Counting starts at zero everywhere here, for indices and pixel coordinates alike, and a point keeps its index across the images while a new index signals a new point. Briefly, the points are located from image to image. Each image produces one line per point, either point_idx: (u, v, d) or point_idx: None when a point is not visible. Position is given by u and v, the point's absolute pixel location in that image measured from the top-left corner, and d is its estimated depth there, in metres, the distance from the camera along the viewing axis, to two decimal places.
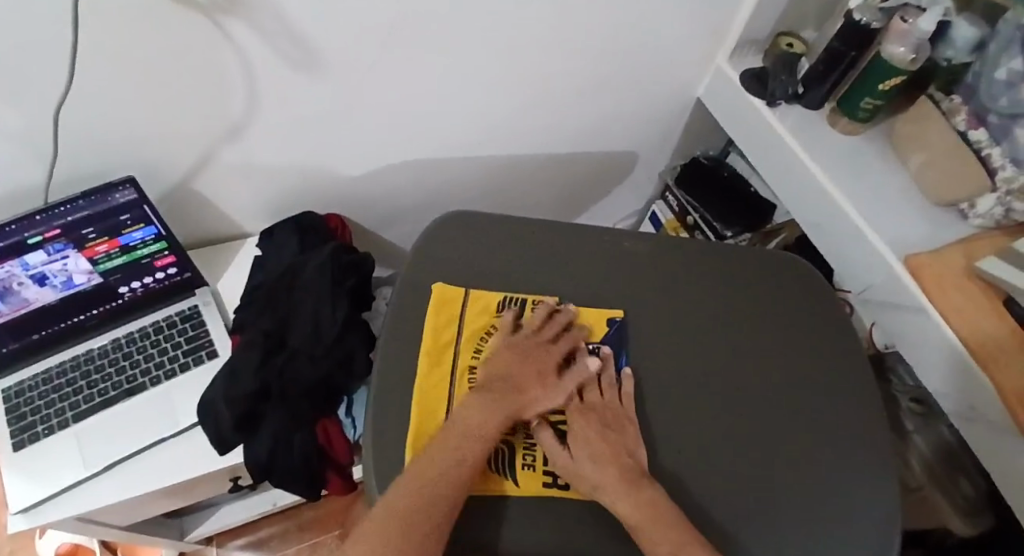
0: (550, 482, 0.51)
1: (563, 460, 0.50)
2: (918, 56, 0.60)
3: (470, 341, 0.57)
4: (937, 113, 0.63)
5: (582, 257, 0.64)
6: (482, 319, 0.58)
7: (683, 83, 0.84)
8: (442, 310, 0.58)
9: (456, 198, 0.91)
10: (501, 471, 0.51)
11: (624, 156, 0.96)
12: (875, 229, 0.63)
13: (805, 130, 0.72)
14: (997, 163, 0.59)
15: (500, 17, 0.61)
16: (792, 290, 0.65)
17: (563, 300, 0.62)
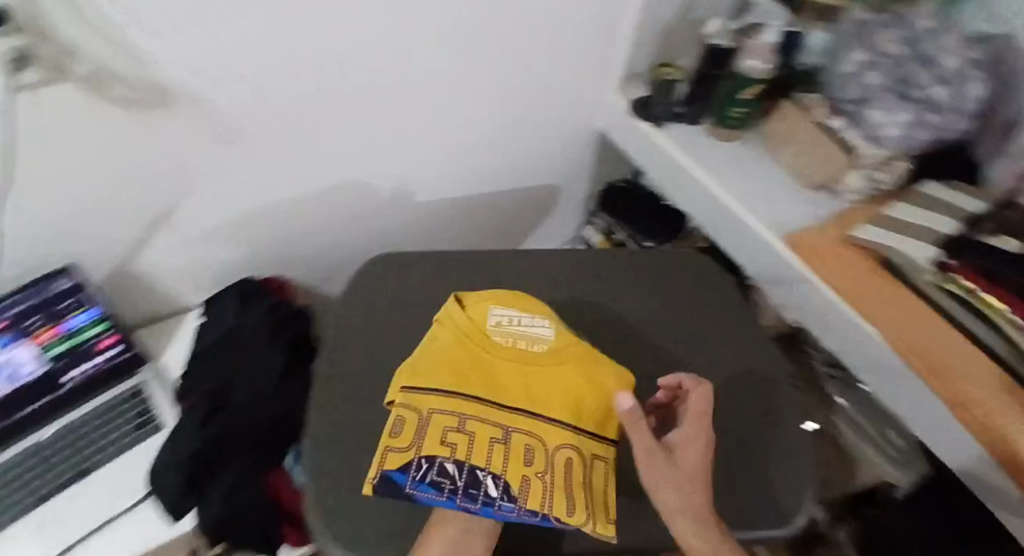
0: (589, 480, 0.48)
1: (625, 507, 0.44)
2: (770, 67, 0.71)
3: (449, 363, 0.50)
4: (796, 109, 0.74)
5: (504, 277, 0.68)
6: (447, 340, 0.53)
7: (584, 117, 0.92)
8: (395, 425, 0.45)
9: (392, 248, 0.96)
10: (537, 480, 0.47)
11: (545, 190, 1.03)
12: (763, 220, 0.72)
13: (691, 143, 0.81)
14: (855, 144, 0.69)
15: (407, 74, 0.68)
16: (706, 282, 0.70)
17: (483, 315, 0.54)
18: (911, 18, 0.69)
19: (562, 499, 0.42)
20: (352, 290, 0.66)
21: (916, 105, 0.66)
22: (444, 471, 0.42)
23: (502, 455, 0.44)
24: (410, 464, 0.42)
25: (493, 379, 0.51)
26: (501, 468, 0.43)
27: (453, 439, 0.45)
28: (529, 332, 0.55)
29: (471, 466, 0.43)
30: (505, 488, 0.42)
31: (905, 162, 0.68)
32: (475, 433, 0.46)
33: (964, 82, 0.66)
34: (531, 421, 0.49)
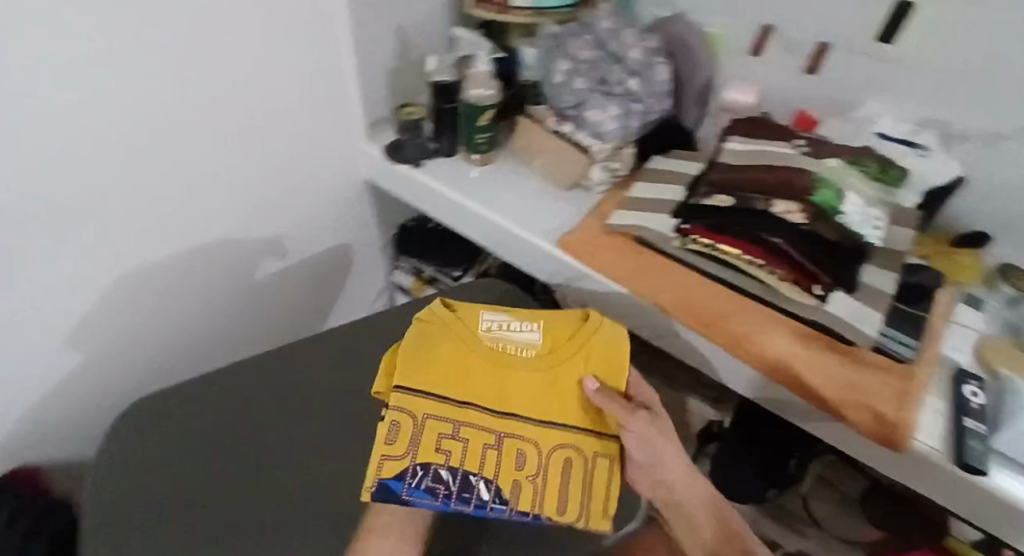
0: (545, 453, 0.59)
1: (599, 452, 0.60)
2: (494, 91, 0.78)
3: (441, 370, 0.60)
4: (533, 123, 0.86)
5: (295, 376, 0.74)
6: (449, 351, 0.61)
7: (346, 172, 0.94)
8: (389, 433, 0.55)
9: (181, 354, 0.89)
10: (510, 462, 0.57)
11: (337, 250, 1.03)
12: (531, 230, 0.80)
13: (452, 177, 0.86)
14: (586, 143, 0.81)
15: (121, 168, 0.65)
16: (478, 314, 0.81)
17: (423, 347, 0.61)
18: (596, 23, 0.79)
19: (552, 500, 0.56)
20: (140, 425, 0.67)
21: (619, 99, 0.77)
22: (438, 477, 0.53)
23: (492, 462, 0.56)
24: (405, 472, 0.53)
25: (501, 380, 0.62)
26: (492, 471, 0.56)
27: (447, 447, 0.55)
28: (516, 337, 0.64)
29: (464, 472, 0.55)
30: (495, 491, 0.54)
31: (629, 148, 0.82)
32: (468, 442, 0.57)
33: (652, 70, 0.76)
34: (520, 423, 0.59)
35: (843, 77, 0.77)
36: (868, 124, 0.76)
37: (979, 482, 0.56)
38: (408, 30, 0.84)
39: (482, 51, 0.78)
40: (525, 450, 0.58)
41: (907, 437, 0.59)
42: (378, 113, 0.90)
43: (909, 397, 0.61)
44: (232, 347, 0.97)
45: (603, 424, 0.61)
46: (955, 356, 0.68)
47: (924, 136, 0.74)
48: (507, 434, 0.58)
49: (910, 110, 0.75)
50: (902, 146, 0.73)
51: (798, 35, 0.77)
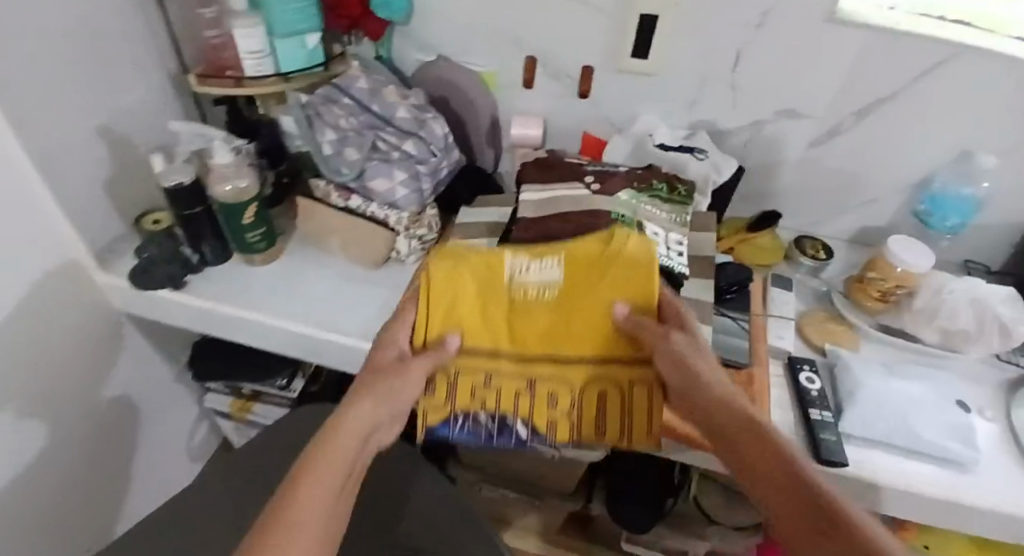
0: (574, 394, 0.50)
1: (671, 395, 0.47)
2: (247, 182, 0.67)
3: (455, 318, 0.50)
4: (315, 202, 0.73)
5: None
6: (467, 284, 0.49)
7: (90, 315, 0.73)
8: (428, 387, 0.50)
9: None
10: (548, 406, 0.50)
11: (111, 404, 0.82)
12: (342, 330, 0.67)
13: (232, 291, 0.71)
14: (382, 215, 0.72)
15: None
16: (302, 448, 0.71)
17: (441, 280, 0.49)
18: (348, 84, 0.68)
19: (593, 422, 0.50)
20: None
21: (400, 164, 0.69)
22: (477, 421, 0.50)
23: (527, 406, 0.50)
24: (449, 418, 0.50)
25: (522, 324, 0.50)
26: (526, 415, 0.50)
27: (482, 396, 0.50)
28: (537, 277, 0.49)
29: (502, 415, 0.50)
30: (533, 431, 0.50)
31: (429, 211, 0.73)
32: (500, 390, 0.50)
33: (426, 127, 0.69)
34: (548, 366, 0.50)
35: (611, 96, 0.77)
36: (647, 139, 0.76)
37: (839, 472, 0.58)
38: (115, 124, 0.68)
39: (218, 139, 0.64)
40: (559, 397, 0.50)
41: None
42: (110, 228, 0.72)
43: None
44: None
45: (626, 346, 0.48)
46: (786, 345, 0.69)
47: (699, 140, 0.76)
48: (534, 382, 0.50)
49: (679, 117, 0.78)
50: (681, 153, 0.74)
51: (562, 65, 0.76)
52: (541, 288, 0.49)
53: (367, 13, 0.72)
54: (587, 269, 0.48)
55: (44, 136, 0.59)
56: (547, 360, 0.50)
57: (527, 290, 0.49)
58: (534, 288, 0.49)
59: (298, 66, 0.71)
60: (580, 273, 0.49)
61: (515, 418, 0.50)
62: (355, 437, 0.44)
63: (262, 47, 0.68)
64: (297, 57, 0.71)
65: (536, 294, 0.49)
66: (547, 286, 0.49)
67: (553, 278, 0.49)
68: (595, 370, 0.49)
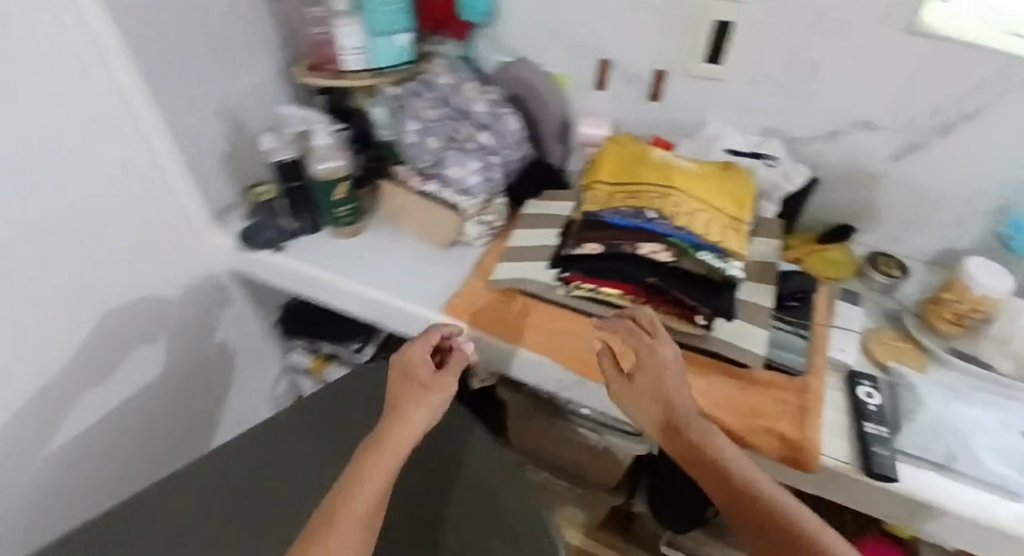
0: (677, 218, 0.63)
1: (627, 391, 0.54)
2: (341, 164, 0.76)
3: (630, 162, 0.70)
4: (398, 186, 0.81)
5: (164, 505, 0.66)
6: (626, 153, 0.72)
7: (206, 268, 0.85)
8: (590, 200, 0.68)
9: (32, 526, 0.74)
10: (674, 209, 0.63)
11: (217, 350, 0.94)
12: (413, 301, 0.74)
13: (322, 258, 0.80)
14: (456, 200, 0.77)
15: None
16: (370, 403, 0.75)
17: (599, 160, 0.72)
18: (434, 81, 0.76)
19: (700, 229, 0.63)
20: None
21: (473, 154, 0.75)
22: (620, 211, 0.65)
23: (660, 207, 0.64)
24: (599, 212, 0.66)
25: (666, 170, 0.68)
26: (657, 210, 0.63)
27: (626, 202, 0.66)
28: (678, 161, 0.70)
29: (639, 209, 0.64)
30: (660, 217, 0.63)
31: (497, 200, 0.79)
32: (641, 199, 0.65)
33: (500, 122, 0.75)
34: (683, 191, 0.65)
35: (683, 102, 0.80)
36: (715, 143, 0.77)
37: (895, 488, 0.57)
38: (235, 109, 0.79)
39: (317, 124, 0.74)
40: (682, 205, 0.64)
41: (816, 457, 0.59)
42: (225, 196, 0.83)
43: (808, 413, 0.61)
44: (103, 492, 0.83)
45: (740, 210, 0.67)
46: (847, 358, 0.68)
47: (772, 148, 0.76)
48: (666, 196, 0.65)
49: (751, 125, 0.79)
50: (751, 160, 0.75)
51: (635, 69, 0.79)
52: (685, 166, 0.69)
53: (455, 18, 0.81)
54: (705, 173, 0.69)
55: (174, 112, 0.69)
56: (667, 200, 0.64)
57: (674, 162, 0.69)
58: (682, 164, 0.69)
59: (390, 63, 0.79)
60: (701, 172, 0.69)
61: (650, 208, 0.64)
62: (373, 481, 0.46)
63: (362, 44, 0.76)
64: (390, 55, 0.78)
65: (675, 166, 0.69)
66: (689, 166, 0.69)
67: (691, 167, 0.69)
68: (707, 209, 0.65)
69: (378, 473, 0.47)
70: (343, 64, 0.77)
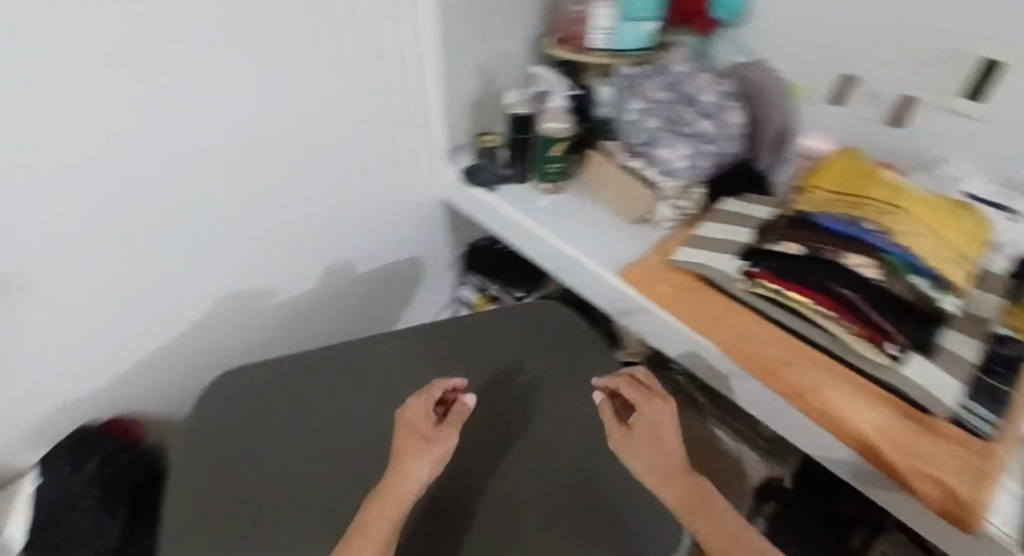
0: (899, 235, 0.64)
1: (633, 462, 0.56)
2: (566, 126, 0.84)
3: (857, 176, 0.72)
4: (603, 157, 0.87)
5: (346, 365, 0.70)
6: (854, 168, 0.74)
7: (424, 191, 0.99)
8: (807, 203, 0.72)
9: (249, 347, 0.95)
10: (897, 224, 0.65)
11: (406, 262, 1.09)
12: (595, 259, 0.80)
13: (526, 205, 0.90)
14: (656, 180, 0.82)
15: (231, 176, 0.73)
16: (535, 334, 0.75)
17: (824, 169, 0.75)
18: (671, 68, 0.82)
19: (921, 251, 0.63)
20: (228, 402, 0.66)
21: (687, 140, 0.78)
22: (837, 217, 0.68)
23: (882, 221, 0.65)
24: (815, 215, 0.70)
25: (896, 189, 0.68)
26: (878, 223, 0.65)
27: (847, 211, 0.68)
28: (910, 183, 0.70)
29: (857, 219, 0.67)
30: (879, 230, 0.65)
31: (698, 189, 0.82)
32: (863, 209, 0.67)
33: (723, 113, 0.78)
34: (912, 210, 0.66)
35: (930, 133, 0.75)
36: (954, 182, 0.72)
37: None
38: (492, 65, 0.91)
39: (557, 89, 0.84)
40: (908, 223, 0.65)
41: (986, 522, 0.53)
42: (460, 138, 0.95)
43: (988, 476, 0.53)
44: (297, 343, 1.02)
45: (971, 244, 0.65)
46: None
47: (1022, 203, 0.69)
48: (892, 212, 0.66)
49: (1001, 172, 0.72)
50: (991, 208, 0.70)
51: (882, 90, 0.77)
52: (918, 189, 0.69)
53: (705, 16, 0.86)
54: (939, 199, 0.68)
55: (448, 54, 0.83)
56: (893, 215, 0.65)
57: (907, 183, 0.70)
58: (916, 186, 0.69)
59: (632, 48, 0.86)
60: (934, 198, 0.68)
61: (870, 220, 0.66)
62: (376, 532, 0.49)
63: (613, 26, 0.84)
64: (634, 40, 0.85)
65: (907, 187, 0.69)
66: (922, 190, 0.69)
67: (924, 191, 0.69)
68: (933, 233, 0.65)
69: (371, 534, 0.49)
70: (591, 41, 0.86)
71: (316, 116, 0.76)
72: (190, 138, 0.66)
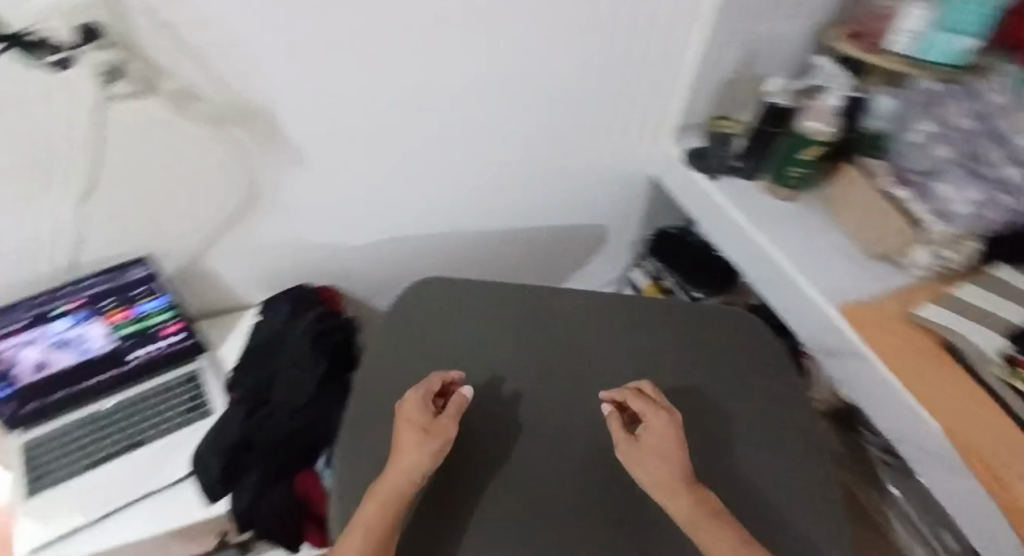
0: None
1: (638, 468, 0.52)
2: (831, 131, 0.71)
3: None
4: (860, 177, 0.74)
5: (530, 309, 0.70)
6: None
7: (640, 164, 0.92)
8: None
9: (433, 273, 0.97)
10: None
11: (597, 231, 1.02)
12: (821, 290, 0.69)
13: (750, 206, 0.79)
14: (925, 220, 0.68)
15: (471, 109, 0.72)
16: (720, 332, 0.70)
17: None
18: (987, 95, 0.68)
19: None
20: (423, 308, 0.69)
21: (987, 183, 0.66)
22: None
23: None
24: None
25: None
26: None
27: None
28: None
29: None
30: None
31: (974, 242, 0.67)
32: None
33: None
34: None
35: None
36: None
37: None
38: (766, 47, 0.78)
39: (835, 88, 0.72)
40: None
41: None
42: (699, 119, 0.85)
43: None
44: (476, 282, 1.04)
45: None
46: None
47: None
48: None
49: None
50: None
51: None
52: None
53: None
54: None
55: (726, 28, 0.71)
56: None
57: None
58: None
59: (930, 59, 0.70)
60: None
61: None
62: (373, 512, 0.47)
63: (917, 28, 0.69)
64: (936, 52, 0.69)
65: None
66: None
67: None
68: None
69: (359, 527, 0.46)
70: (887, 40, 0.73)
71: (563, 71, 0.72)
72: (440, 71, 0.65)
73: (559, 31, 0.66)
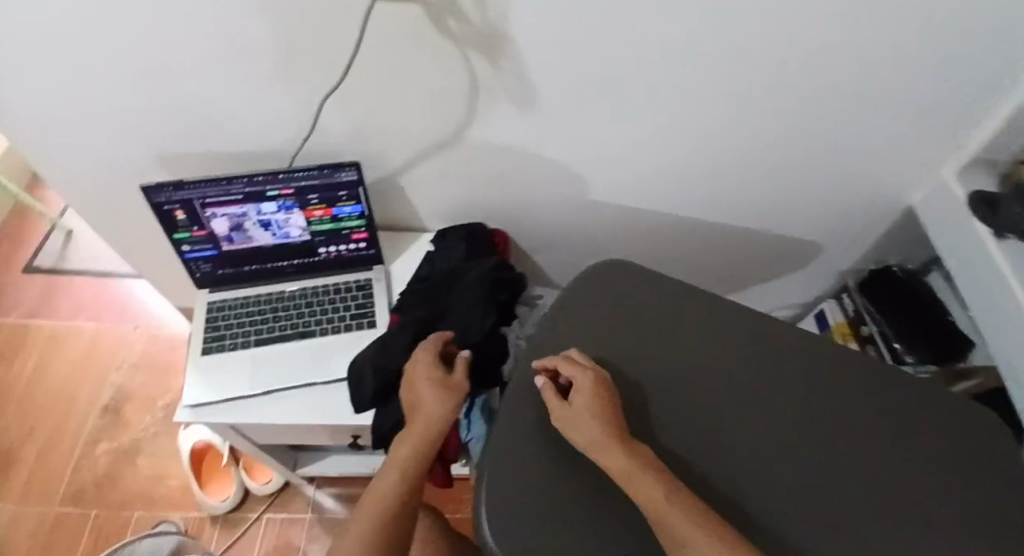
0: None
1: (570, 429, 0.51)
2: None
3: None
4: None
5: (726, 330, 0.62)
6: None
7: (894, 189, 0.77)
8: None
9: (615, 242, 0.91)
10: None
11: (805, 247, 0.90)
12: None
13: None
14: None
15: (727, 87, 0.61)
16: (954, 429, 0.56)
17: None
18: None
19: None
20: (606, 299, 0.65)
21: None
22: None
23: None
24: None
25: None
26: None
27: None
28: None
29: None
30: None
31: None
32: None
33: None
34: None
35: None
36: None
37: None
38: None
39: None
40: None
41: None
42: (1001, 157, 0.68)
43: None
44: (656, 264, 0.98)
45: None
46: None
47: None
48: None
49: None
50: None
51: None
52: None
53: None
54: None
55: None
56: None
57: None
58: None
59: None
60: None
61: None
62: (396, 460, 0.54)
63: None
64: None
65: None
66: None
67: None
68: None
69: (390, 469, 0.54)
70: None
71: (858, 67, 0.58)
72: (713, 40, 0.55)
73: (879, 24, 0.52)
